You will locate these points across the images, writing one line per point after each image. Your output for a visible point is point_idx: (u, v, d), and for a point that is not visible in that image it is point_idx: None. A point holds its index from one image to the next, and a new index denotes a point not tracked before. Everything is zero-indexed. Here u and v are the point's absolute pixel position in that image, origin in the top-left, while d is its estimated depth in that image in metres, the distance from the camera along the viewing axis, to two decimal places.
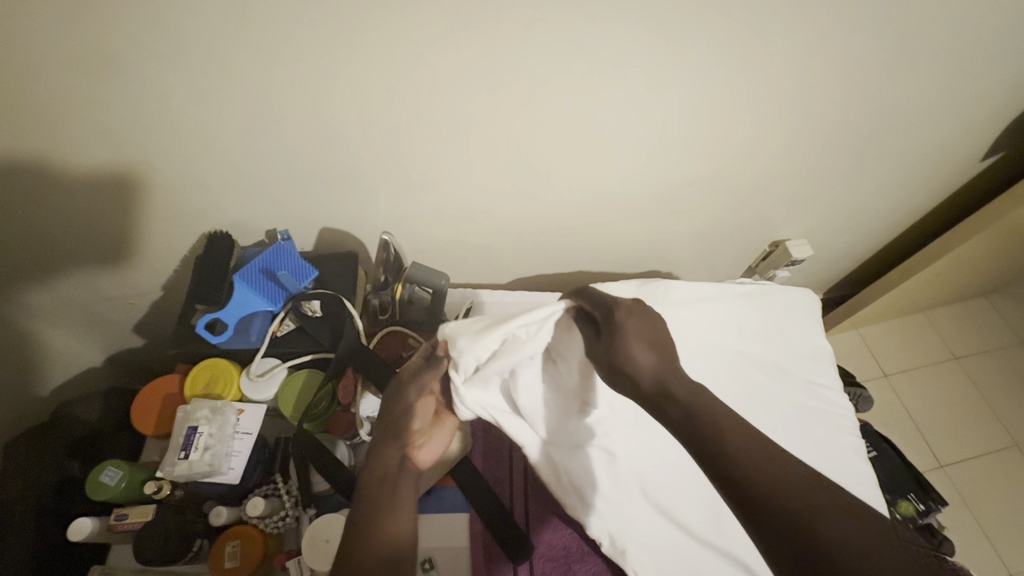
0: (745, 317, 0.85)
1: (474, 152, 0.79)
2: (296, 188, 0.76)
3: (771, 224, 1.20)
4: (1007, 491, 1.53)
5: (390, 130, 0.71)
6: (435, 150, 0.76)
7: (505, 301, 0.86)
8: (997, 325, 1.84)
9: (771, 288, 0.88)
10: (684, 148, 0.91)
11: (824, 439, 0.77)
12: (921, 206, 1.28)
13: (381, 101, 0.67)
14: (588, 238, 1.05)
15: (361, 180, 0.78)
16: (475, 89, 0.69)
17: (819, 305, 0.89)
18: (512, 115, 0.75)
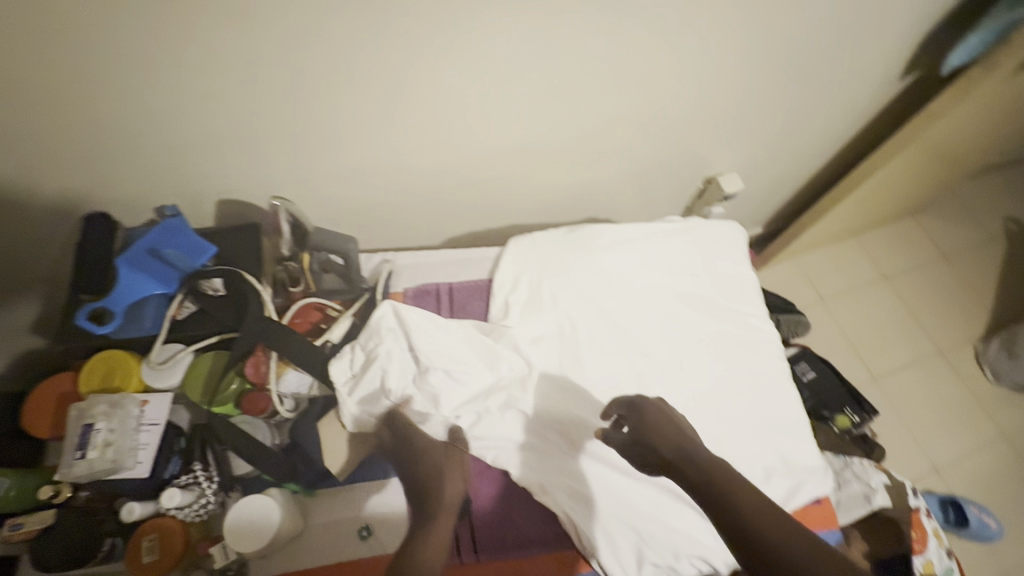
0: (671, 253, 0.85)
1: (370, 96, 0.75)
2: (198, 149, 0.74)
3: (701, 160, 1.21)
4: (931, 395, 1.65)
5: (287, 79, 0.70)
6: (337, 96, 0.74)
7: (429, 261, 0.83)
8: (922, 242, 1.94)
9: (696, 222, 0.88)
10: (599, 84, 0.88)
11: (748, 365, 0.79)
12: (844, 132, 1.31)
13: (270, 47, 0.65)
14: (514, 186, 1.03)
15: (269, 136, 0.76)
16: (365, 28, 0.67)
17: (745, 235, 0.89)
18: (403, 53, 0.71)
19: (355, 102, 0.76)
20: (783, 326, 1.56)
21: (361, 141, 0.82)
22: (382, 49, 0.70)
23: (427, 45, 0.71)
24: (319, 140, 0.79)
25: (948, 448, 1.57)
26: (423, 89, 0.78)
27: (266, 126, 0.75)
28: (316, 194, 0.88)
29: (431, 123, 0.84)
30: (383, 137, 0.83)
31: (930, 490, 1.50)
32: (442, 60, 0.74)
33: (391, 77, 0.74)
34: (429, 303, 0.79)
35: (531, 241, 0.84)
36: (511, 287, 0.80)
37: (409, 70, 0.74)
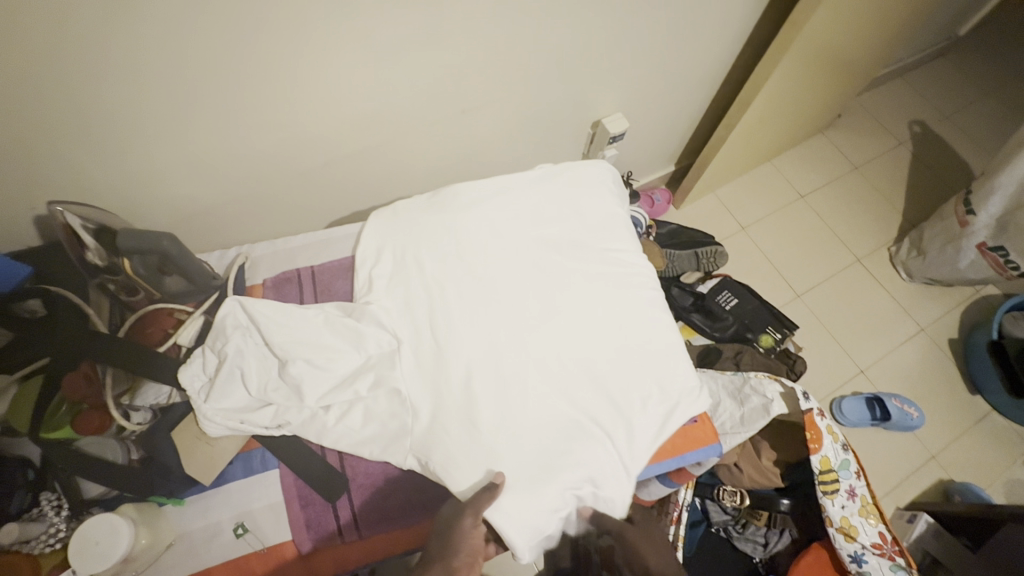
0: (538, 203, 0.84)
1: (179, 86, 0.70)
2: (4, 164, 0.68)
3: (584, 102, 1.19)
4: (852, 301, 1.72)
5: (81, 73, 0.63)
6: (149, 85, 0.68)
7: (289, 247, 0.81)
8: (834, 157, 1.98)
9: (560, 167, 0.88)
10: (439, 41, 0.85)
11: (624, 301, 0.79)
12: (720, 56, 1.31)
13: (46, 40, 0.59)
14: (387, 157, 1.01)
15: (84, 138, 0.70)
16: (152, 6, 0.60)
17: (612, 175, 0.90)
18: (197, 35, 0.66)
19: (172, 88, 0.70)
20: (703, 258, 1.59)
21: (196, 129, 0.77)
22: (182, 28, 0.64)
23: (234, 17, 0.66)
24: (145, 134, 0.74)
25: (872, 348, 1.64)
26: (248, 68, 0.73)
27: (76, 127, 0.69)
28: (162, 192, 0.83)
29: (270, 102, 0.79)
30: (220, 122, 0.78)
31: (857, 391, 1.57)
32: (257, 32, 0.69)
33: (204, 57, 0.69)
34: (290, 291, 0.76)
35: (393, 212, 0.82)
36: (373, 262, 0.78)
37: (223, 46, 0.69)
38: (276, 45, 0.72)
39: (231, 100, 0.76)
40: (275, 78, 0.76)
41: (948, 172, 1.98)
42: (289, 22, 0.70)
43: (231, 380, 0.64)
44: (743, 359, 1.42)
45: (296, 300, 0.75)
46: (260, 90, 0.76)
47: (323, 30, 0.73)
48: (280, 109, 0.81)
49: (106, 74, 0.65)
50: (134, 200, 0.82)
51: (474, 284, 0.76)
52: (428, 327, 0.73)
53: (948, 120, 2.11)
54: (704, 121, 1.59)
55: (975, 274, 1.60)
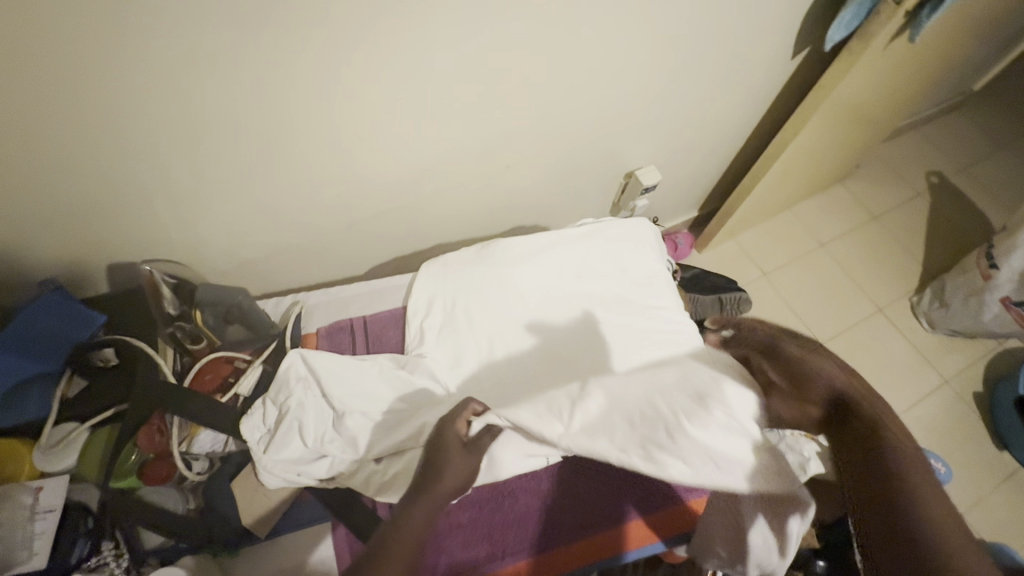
0: (585, 258, 0.86)
1: (250, 145, 0.75)
2: (86, 218, 0.72)
3: (618, 157, 1.24)
4: (875, 351, 1.72)
5: (167, 134, 0.68)
6: (225, 141, 0.73)
7: (341, 297, 0.83)
8: (853, 206, 2.02)
9: (605, 224, 0.90)
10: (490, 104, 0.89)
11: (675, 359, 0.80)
12: (747, 113, 1.36)
13: (138, 106, 0.63)
14: (432, 208, 1.05)
15: (162, 192, 0.75)
16: (238, 76, 0.65)
17: (654, 232, 0.92)
18: (273, 101, 0.71)
19: (244, 145, 0.74)
20: (727, 304, 1.61)
21: (261, 183, 0.81)
22: (260, 93, 0.69)
23: (309, 84, 0.71)
24: (216, 189, 0.78)
25: (895, 400, 1.64)
26: (316, 127, 0.77)
27: (155, 183, 0.73)
28: (224, 241, 0.87)
29: (331, 158, 0.83)
30: (285, 177, 0.82)
31: None
32: (329, 97, 0.74)
33: (278, 117, 0.73)
34: (344, 340, 0.78)
35: (443, 264, 0.84)
36: (425, 315, 0.80)
37: (295, 108, 0.73)
38: (341, 108, 0.77)
39: (294, 157, 0.80)
40: (338, 138, 0.81)
41: (967, 223, 2.00)
42: (358, 86, 0.74)
43: (290, 431, 0.65)
44: None
45: (350, 350, 0.77)
46: (322, 149, 0.81)
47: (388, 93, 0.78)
48: (338, 166, 0.85)
49: (185, 135, 0.69)
50: (197, 247, 0.86)
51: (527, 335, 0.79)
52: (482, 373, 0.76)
53: (965, 172, 2.15)
54: (728, 171, 1.64)
55: (999, 328, 1.60)
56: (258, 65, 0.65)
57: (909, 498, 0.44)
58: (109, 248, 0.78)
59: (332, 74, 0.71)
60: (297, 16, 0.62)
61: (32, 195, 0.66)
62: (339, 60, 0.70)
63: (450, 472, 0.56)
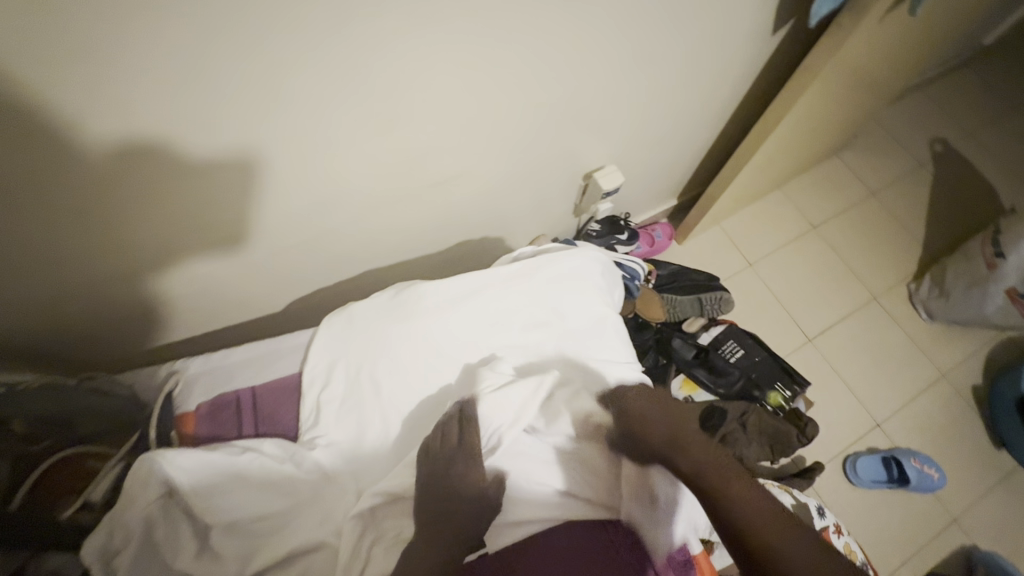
0: (512, 305, 0.73)
1: (87, 198, 0.61)
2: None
3: (575, 155, 1.07)
4: (868, 344, 1.60)
5: None
6: (50, 198, 0.59)
7: (230, 362, 0.71)
8: (849, 182, 1.85)
9: (540, 259, 0.77)
10: (400, 119, 0.74)
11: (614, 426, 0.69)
12: (725, 95, 1.19)
13: None
14: (352, 232, 0.91)
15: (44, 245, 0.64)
16: (99, 112, 0.53)
17: (598, 266, 0.79)
18: (98, 147, 0.56)
19: (134, 189, 0.63)
20: (707, 304, 1.47)
21: (168, 224, 0.70)
22: (140, 132, 0.57)
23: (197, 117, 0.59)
24: (111, 235, 0.67)
25: (888, 397, 1.53)
26: (217, 164, 0.66)
27: (31, 234, 0.62)
28: (122, 285, 0.75)
29: (246, 195, 0.72)
30: (195, 217, 0.71)
31: (874, 446, 1.47)
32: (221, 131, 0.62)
33: (170, 157, 0.61)
34: (227, 418, 0.66)
35: (348, 317, 0.72)
36: (325, 384, 0.68)
37: (189, 147, 0.61)
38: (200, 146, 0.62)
39: (155, 205, 0.66)
40: (206, 179, 0.67)
41: (972, 197, 1.84)
42: (247, 117, 0.62)
43: (141, 553, 0.55)
44: (749, 421, 1.33)
45: (233, 432, 0.65)
46: (189, 192, 0.67)
47: (285, 119, 0.65)
48: (217, 207, 0.71)
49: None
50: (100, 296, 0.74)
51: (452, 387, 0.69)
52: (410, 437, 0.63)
53: (973, 138, 1.97)
54: (709, 156, 1.48)
55: (1002, 320, 1.47)
56: (126, 102, 0.53)
57: (780, 561, 0.55)
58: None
59: (174, 110, 0.57)
60: (151, 41, 0.49)
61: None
62: (219, 89, 0.57)
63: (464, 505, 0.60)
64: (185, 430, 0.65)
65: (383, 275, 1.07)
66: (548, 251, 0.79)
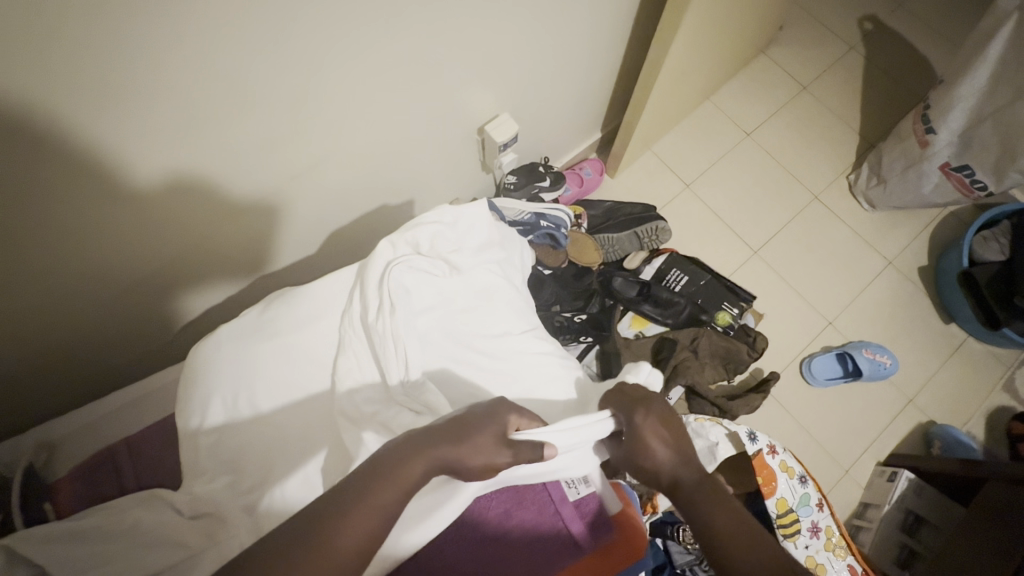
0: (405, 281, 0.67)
1: None
2: (45, 321, 0.70)
3: (463, 112, 0.98)
4: (814, 246, 1.58)
5: None
6: None
7: (98, 417, 0.67)
8: (779, 80, 1.77)
9: (419, 221, 0.70)
10: (236, 120, 0.66)
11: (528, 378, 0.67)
12: (618, 13, 1.10)
13: None
14: (228, 247, 0.83)
15: (112, 283, 0.73)
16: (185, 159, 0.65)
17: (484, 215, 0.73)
18: None
19: (185, 224, 0.73)
20: (644, 237, 1.43)
21: (204, 256, 0.81)
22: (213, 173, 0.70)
23: (254, 159, 0.73)
24: (155, 270, 0.76)
25: (838, 295, 1.53)
26: (254, 201, 0.79)
27: (100, 274, 0.70)
28: (142, 322, 0.82)
29: (266, 226, 0.85)
30: (228, 249, 0.83)
31: (828, 345, 1.48)
32: (265, 171, 0.76)
33: (221, 191, 0.73)
34: (104, 477, 0.61)
35: (218, 345, 0.67)
36: (200, 421, 0.63)
37: (243, 184, 0.75)
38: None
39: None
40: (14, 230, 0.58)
41: (905, 73, 1.78)
42: (282, 157, 0.76)
43: None
44: (700, 346, 1.32)
45: (111, 489, 0.60)
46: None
47: (304, 154, 0.79)
48: (44, 257, 0.63)
49: None
50: (131, 331, 0.82)
51: (371, 395, 0.62)
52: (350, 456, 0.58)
53: (902, 8, 1.87)
54: (622, 81, 1.39)
55: (940, 198, 1.46)
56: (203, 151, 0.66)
57: None
58: (72, 342, 0.76)
59: None
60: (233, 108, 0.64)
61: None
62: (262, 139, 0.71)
63: (369, 518, 0.44)
64: (60, 494, 0.60)
65: (283, 280, 1.00)
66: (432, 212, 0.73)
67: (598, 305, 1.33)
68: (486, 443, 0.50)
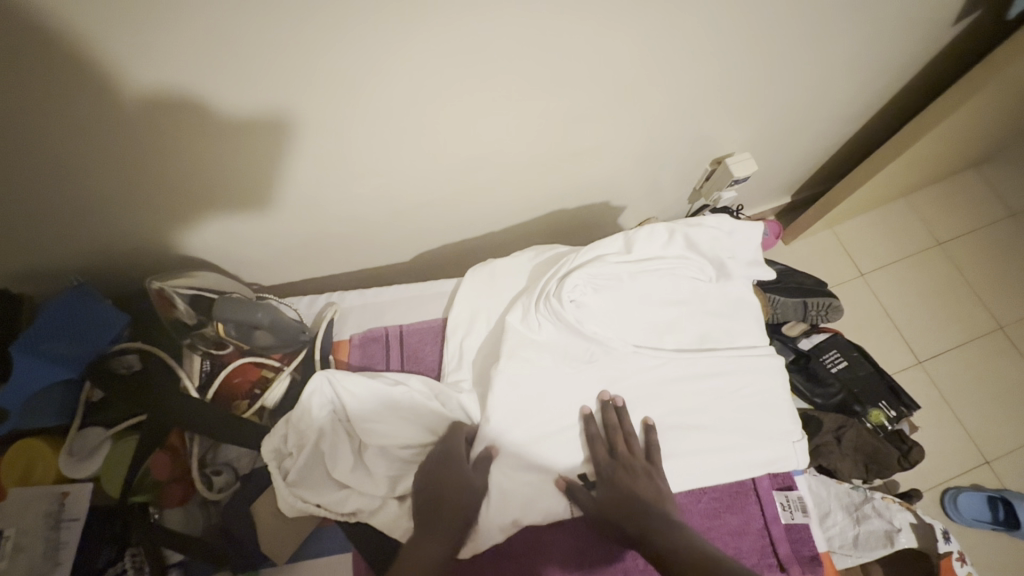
0: (668, 278, 0.71)
1: (284, 162, 0.68)
2: (98, 217, 0.67)
3: (708, 138, 1.04)
4: (986, 377, 1.47)
5: (188, 156, 0.62)
6: (258, 163, 0.67)
7: (378, 301, 0.76)
8: (987, 200, 1.68)
9: (698, 222, 0.73)
10: (563, 88, 0.75)
11: (749, 395, 0.69)
12: (877, 93, 1.12)
13: (177, 152, 0.61)
14: (487, 198, 0.94)
15: (175, 187, 0.66)
16: (166, 49, 0.49)
17: (760, 232, 0.74)
18: (282, 122, 0.62)
19: (193, 142, 0.61)
20: (812, 309, 1.37)
21: (242, 175, 0.68)
22: (180, 81, 0.53)
23: (217, 62, 0.52)
24: (377, 148, 0.72)
25: (1004, 436, 1.41)
26: (255, 120, 0.60)
27: (115, 187, 0.64)
28: (186, 230, 0.75)
29: (288, 148, 0.67)
30: (262, 167, 0.68)
31: (977, 484, 1.36)
32: (275, 81, 0.56)
33: (206, 110, 0.57)
34: (377, 351, 0.71)
35: (492, 272, 0.74)
36: (463, 330, 0.71)
37: (237, 101, 0.57)
38: (391, 105, 0.66)
39: (333, 162, 0.72)
40: (387, 135, 0.71)
41: None
42: (253, 62, 0.53)
43: (278, 457, 0.61)
44: (845, 436, 1.26)
45: (382, 364, 0.70)
46: (365, 149, 0.72)
47: (291, 69, 0.56)
48: (395, 160, 0.76)
49: (207, 171, 0.66)
50: (187, 233, 0.75)
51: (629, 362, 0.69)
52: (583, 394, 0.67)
53: None
54: (838, 157, 1.39)
55: None
56: (156, 40, 0.48)
57: None
58: (106, 246, 0.73)
59: (363, 72, 0.60)
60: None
61: (142, 189, 0.65)
62: (187, 29, 0.48)
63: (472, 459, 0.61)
64: (339, 355, 0.71)
65: (499, 242, 1.09)
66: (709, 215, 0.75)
67: None
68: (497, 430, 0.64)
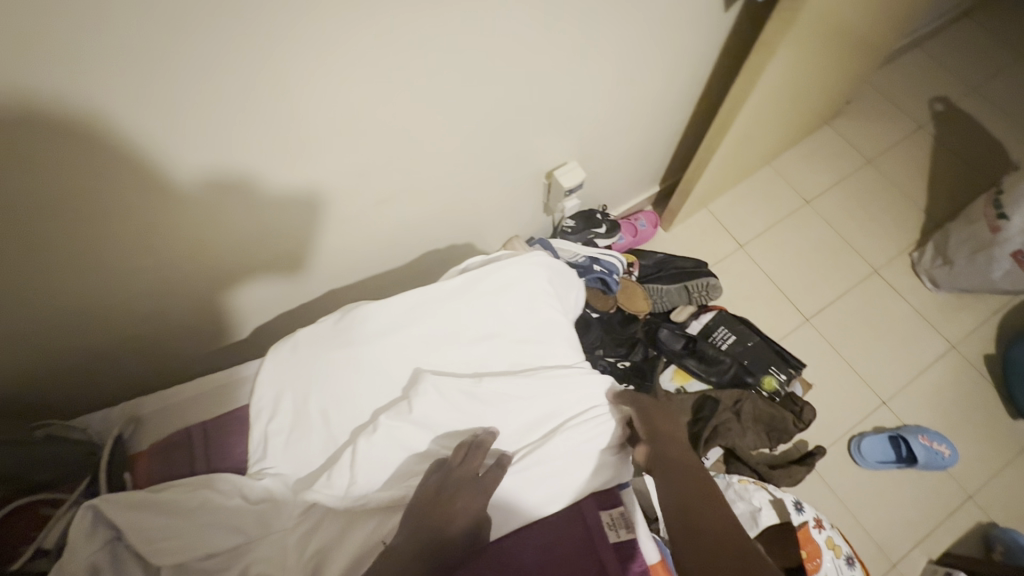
0: (467, 317, 0.74)
1: (270, 222, 0.78)
2: (147, 302, 0.78)
3: (532, 156, 1.04)
4: (870, 320, 1.54)
5: (241, 230, 0.77)
6: (287, 224, 0.81)
7: (178, 399, 0.74)
8: (842, 151, 1.77)
9: (495, 265, 0.77)
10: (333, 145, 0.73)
11: (562, 415, 0.70)
12: (688, 81, 1.15)
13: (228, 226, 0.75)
14: (307, 263, 0.91)
15: (219, 259, 0.80)
16: (238, 137, 0.64)
17: (546, 259, 0.80)
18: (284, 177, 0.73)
19: (242, 208, 0.73)
20: (694, 291, 1.42)
21: (222, 225, 0.74)
22: (245, 160, 0.67)
23: (281, 130, 0.66)
24: (335, 200, 0.82)
25: (895, 374, 1.47)
26: (289, 190, 0.75)
27: (179, 266, 0.76)
28: (218, 288, 0.84)
29: (301, 207, 0.80)
30: (202, 216, 0.70)
31: (880, 425, 1.41)
32: (298, 160, 0.71)
33: (260, 185, 0.72)
34: (179, 457, 0.67)
35: (294, 344, 0.72)
36: (265, 415, 0.69)
37: (274, 167, 0.70)
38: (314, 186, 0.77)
39: (259, 235, 0.79)
40: (290, 217, 0.80)
41: (976, 157, 1.76)
42: (188, 120, 0.58)
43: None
44: (744, 409, 1.27)
45: (184, 468, 0.66)
46: (291, 222, 0.81)
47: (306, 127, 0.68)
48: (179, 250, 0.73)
49: (244, 235, 0.78)
50: (153, 299, 0.78)
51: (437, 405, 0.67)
52: (393, 450, 0.65)
53: (975, 93, 1.88)
54: (684, 143, 1.43)
55: (1011, 285, 1.39)
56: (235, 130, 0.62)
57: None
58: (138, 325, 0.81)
59: (312, 152, 0.72)
60: (188, 87, 0.55)
61: (195, 264, 0.77)
62: (237, 117, 0.61)
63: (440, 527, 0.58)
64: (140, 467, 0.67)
65: (347, 297, 1.06)
66: (509, 256, 0.81)
67: (641, 355, 1.30)
68: (461, 508, 0.60)
